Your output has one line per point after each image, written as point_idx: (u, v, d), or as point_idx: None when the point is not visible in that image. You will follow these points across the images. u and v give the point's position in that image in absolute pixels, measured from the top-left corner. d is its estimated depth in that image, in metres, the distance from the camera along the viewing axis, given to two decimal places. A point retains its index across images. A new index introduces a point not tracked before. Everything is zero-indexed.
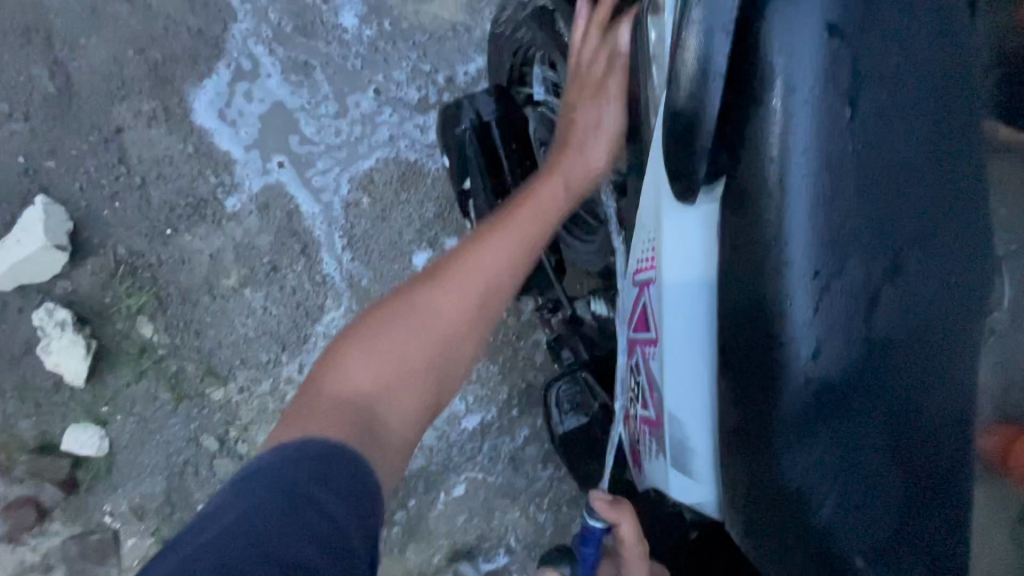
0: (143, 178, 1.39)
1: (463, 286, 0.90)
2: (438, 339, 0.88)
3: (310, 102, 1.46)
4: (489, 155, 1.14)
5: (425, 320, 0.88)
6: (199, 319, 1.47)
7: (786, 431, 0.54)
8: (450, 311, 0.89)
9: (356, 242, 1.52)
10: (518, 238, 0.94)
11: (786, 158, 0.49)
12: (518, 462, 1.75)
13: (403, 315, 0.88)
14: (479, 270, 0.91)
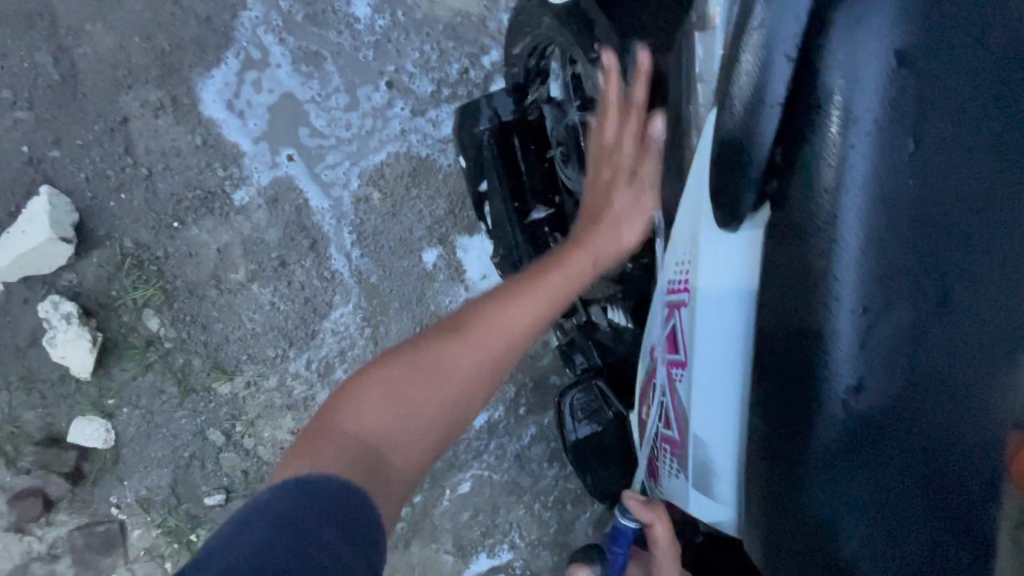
0: (149, 170, 1.36)
1: (486, 342, 0.81)
2: (455, 395, 0.79)
3: (321, 93, 1.42)
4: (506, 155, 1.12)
5: (442, 371, 0.78)
6: (207, 314, 1.46)
7: (817, 471, 0.52)
8: (467, 368, 0.79)
9: (365, 237, 1.50)
10: (551, 294, 0.85)
11: (841, 188, 0.47)
12: (524, 460, 1.75)
13: (420, 360, 0.78)
14: (502, 333, 0.82)
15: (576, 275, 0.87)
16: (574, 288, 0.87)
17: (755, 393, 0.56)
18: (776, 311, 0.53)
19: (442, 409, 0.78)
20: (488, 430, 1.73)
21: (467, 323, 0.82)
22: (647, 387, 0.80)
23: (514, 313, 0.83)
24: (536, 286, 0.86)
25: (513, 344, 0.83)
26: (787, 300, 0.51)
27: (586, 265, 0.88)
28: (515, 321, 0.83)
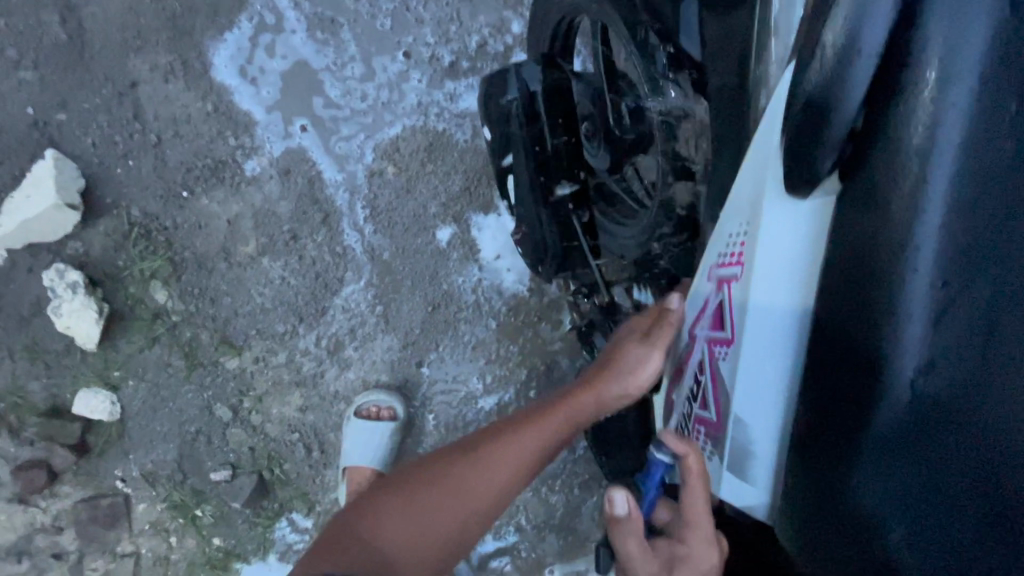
0: (158, 137, 1.32)
1: (495, 466, 0.88)
2: (481, 475, 0.89)
3: (336, 62, 1.38)
4: (533, 128, 1.09)
5: (453, 501, 0.89)
6: (216, 287, 1.43)
7: (872, 448, 0.51)
8: (475, 500, 0.89)
9: (379, 213, 1.46)
10: (553, 427, 0.91)
11: (929, 153, 0.46)
12: None
13: (436, 495, 0.90)
14: (499, 487, 0.89)
15: (573, 422, 0.91)
16: (574, 420, 0.91)
17: (809, 369, 0.55)
18: (840, 284, 0.52)
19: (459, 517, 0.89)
20: None
21: (476, 455, 0.91)
22: (680, 373, 0.79)
23: (520, 439, 0.90)
24: (535, 423, 0.91)
25: (514, 475, 0.89)
26: (855, 274, 0.51)
27: (586, 408, 0.91)
28: (510, 464, 0.89)
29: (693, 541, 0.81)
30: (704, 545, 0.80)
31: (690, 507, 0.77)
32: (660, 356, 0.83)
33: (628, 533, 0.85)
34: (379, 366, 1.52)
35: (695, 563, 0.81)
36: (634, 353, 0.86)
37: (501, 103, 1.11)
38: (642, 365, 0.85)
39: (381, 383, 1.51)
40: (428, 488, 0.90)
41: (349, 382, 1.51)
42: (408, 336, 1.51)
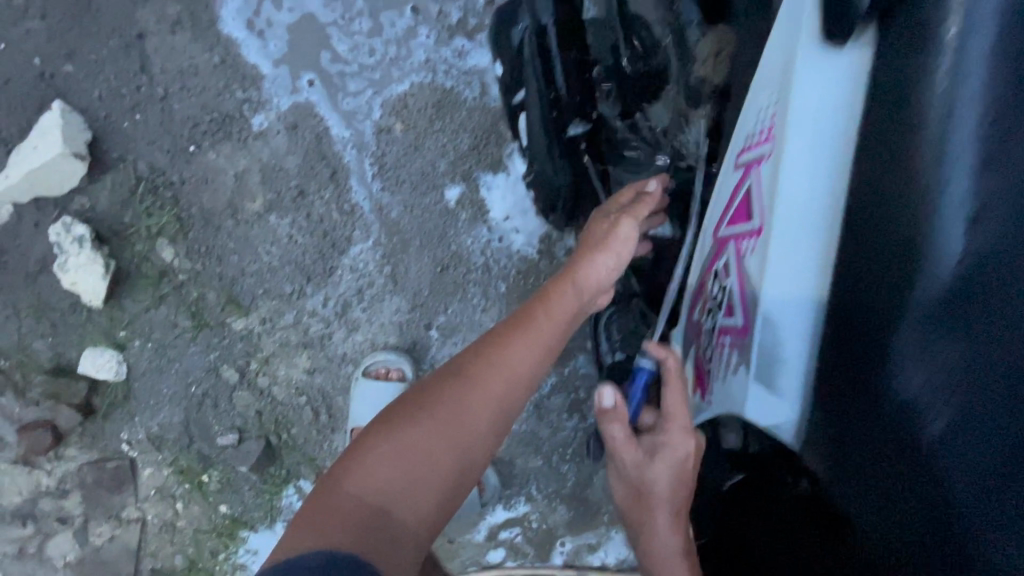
0: (165, 90, 1.31)
1: (490, 380, 0.81)
2: (483, 396, 0.79)
3: (344, 16, 1.37)
4: (545, 61, 1.06)
5: (454, 418, 0.77)
6: (223, 245, 1.41)
7: (915, 322, 0.49)
8: (476, 414, 0.78)
9: (387, 171, 1.45)
10: (547, 329, 0.87)
11: (970, 19, 0.49)
12: (543, 411, 1.71)
13: (436, 419, 0.77)
14: (500, 394, 0.81)
15: (563, 314, 0.90)
16: (562, 311, 0.90)
17: (846, 249, 0.56)
18: (879, 163, 0.53)
19: (464, 432, 0.77)
20: None
21: (466, 372, 0.81)
22: (703, 292, 0.80)
23: (507, 350, 0.83)
24: (526, 328, 0.87)
25: (512, 385, 0.82)
26: (892, 180, 0.52)
27: (570, 298, 0.91)
28: (508, 369, 0.82)
29: (671, 439, 0.85)
30: (682, 442, 0.84)
31: (668, 405, 0.85)
32: (632, 222, 0.95)
33: (611, 437, 0.91)
34: (388, 328, 1.49)
35: (672, 463, 0.85)
36: (603, 227, 0.96)
37: (512, 31, 1.10)
38: (615, 237, 0.94)
39: (389, 345, 1.49)
40: (420, 418, 0.76)
41: (356, 344, 1.48)
42: (416, 298, 1.48)
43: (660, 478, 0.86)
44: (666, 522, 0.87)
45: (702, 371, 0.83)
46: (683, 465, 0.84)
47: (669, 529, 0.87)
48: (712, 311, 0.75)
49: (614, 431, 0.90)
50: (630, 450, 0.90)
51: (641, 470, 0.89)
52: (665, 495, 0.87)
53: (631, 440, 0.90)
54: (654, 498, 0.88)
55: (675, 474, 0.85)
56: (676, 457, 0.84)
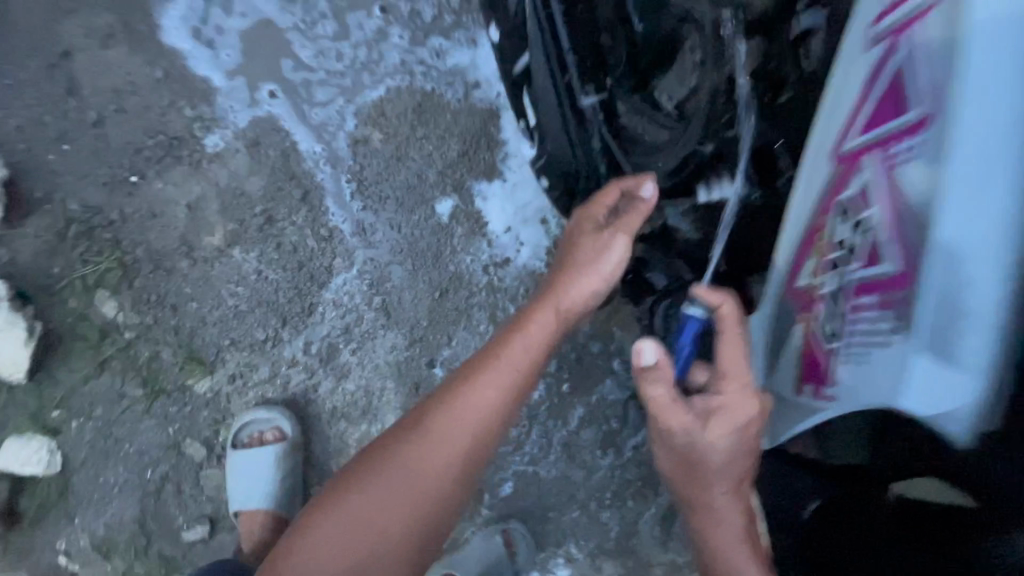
0: (98, 114, 1.11)
1: (455, 427, 0.74)
2: (445, 446, 0.74)
3: (305, 20, 1.20)
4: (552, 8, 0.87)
5: (413, 475, 0.72)
6: (177, 291, 1.18)
7: None
8: (436, 464, 0.73)
9: (367, 187, 1.25)
10: (517, 364, 0.78)
11: None
12: (573, 450, 1.44)
13: (392, 475, 0.73)
14: (464, 441, 0.74)
15: (539, 340, 0.79)
16: (539, 340, 0.80)
17: None
18: None
19: (423, 484, 0.72)
20: (528, 416, 1.45)
21: (426, 420, 0.75)
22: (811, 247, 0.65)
23: (473, 392, 0.75)
24: (493, 363, 0.77)
25: (478, 427, 0.75)
26: None
27: (549, 323, 0.80)
28: (472, 414, 0.75)
29: (728, 397, 0.72)
30: (741, 401, 0.71)
31: (723, 360, 0.72)
32: (626, 237, 0.80)
33: (654, 402, 0.74)
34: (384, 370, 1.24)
35: (731, 426, 0.71)
36: (592, 240, 0.83)
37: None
38: (606, 253, 0.81)
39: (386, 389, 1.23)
40: (379, 473, 0.73)
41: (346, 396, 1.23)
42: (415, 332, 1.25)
43: (718, 447, 0.73)
44: (722, 494, 0.75)
45: (807, 357, 0.66)
46: (745, 428, 0.71)
47: (724, 502, 0.75)
48: (834, 266, 0.60)
49: (657, 395, 0.73)
50: (678, 415, 0.74)
51: (693, 439, 0.74)
52: (720, 468, 0.74)
53: (681, 402, 0.73)
54: (710, 470, 0.75)
55: (735, 442, 0.72)
56: (737, 418, 0.71)
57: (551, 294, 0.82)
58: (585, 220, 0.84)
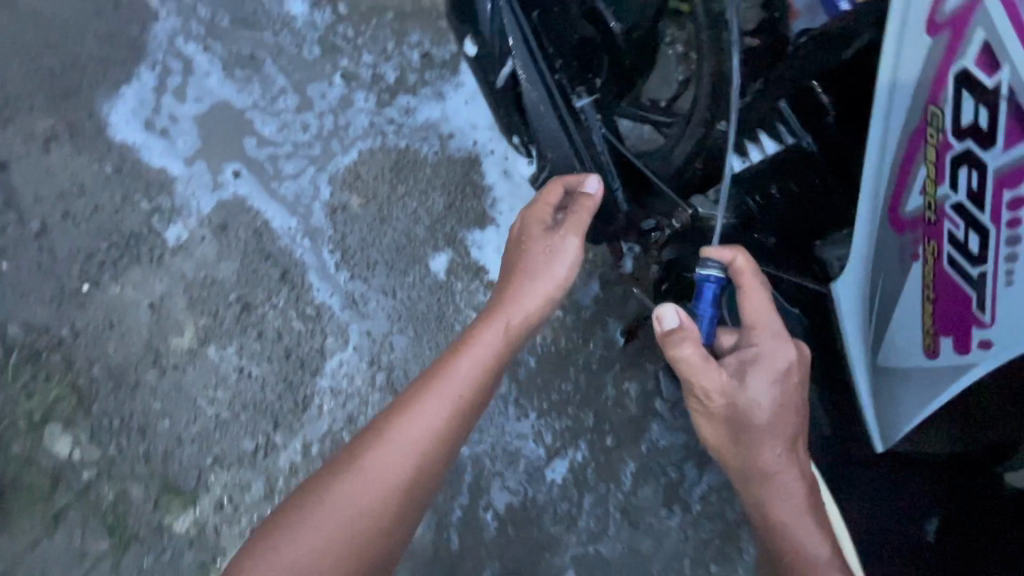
0: (42, 224, 0.99)
1: (399, 454, 0.63)
2: (390, 477, 0.62)
3: (264, 97, 1.15)
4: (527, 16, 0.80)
5: (348, 510, 0.61)
6: (145, 409, 1.00)
7: None
8: (372, 506, 0.61)
9: (352, 254, 1.13)
10: (468, 378, 0.67)
11: None
12: (634, 516, 1.23)
13: (320, 525, 0.60)
14: (406, 475, 0.63)
15: (490, 352, 0.70)
16: (487, 355, 0.69)
17: None
18: None
19: (357, 532, 0.61)
20: (576, 485, 1.22)
21: (361, 452, 0.63)
22: (915, 158, 0.52)
23: (420, 412, 0.65)
24: (446, 376, 0.67)
25: (421, 459, 0.64)
26: None
27: (498, 336, 0.70)
28: (414, 443, 0.64)
29: (764, 348, 0.55)
30: (778, 350, 0.55)
31: (749, 306, 0.56)
32: (577, 237, 0.74)
33: (684, 371, 0.55)
34: None
35: (776, 384, 0.55)
36: (543, 240, 0.75)
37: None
38: (559, 256, 0.74)
39: None
40: (305, 522, 0.60)
41: None
42: None
43: (768, 421, 0.54)
44: (790, 504, 0.54)
45: (933, 300, 0.52)
46: (788, 384, 0.55)
47: (797, 513, 0.53)
48: (957, 171, 0.49)
49: (690, 362, 0.54)
50: (715, 384, 0.55)
51: (737, 417, 0.55)
52: (780, 465, 0.54)
53: (713, 364, 0.55)
54: (769, 472, 0.54)
55: (783, 408, 0.55)
56: (778, 373, 0.55)
57: (500, 301, 0.72)
58: (534, 217, 0.76)
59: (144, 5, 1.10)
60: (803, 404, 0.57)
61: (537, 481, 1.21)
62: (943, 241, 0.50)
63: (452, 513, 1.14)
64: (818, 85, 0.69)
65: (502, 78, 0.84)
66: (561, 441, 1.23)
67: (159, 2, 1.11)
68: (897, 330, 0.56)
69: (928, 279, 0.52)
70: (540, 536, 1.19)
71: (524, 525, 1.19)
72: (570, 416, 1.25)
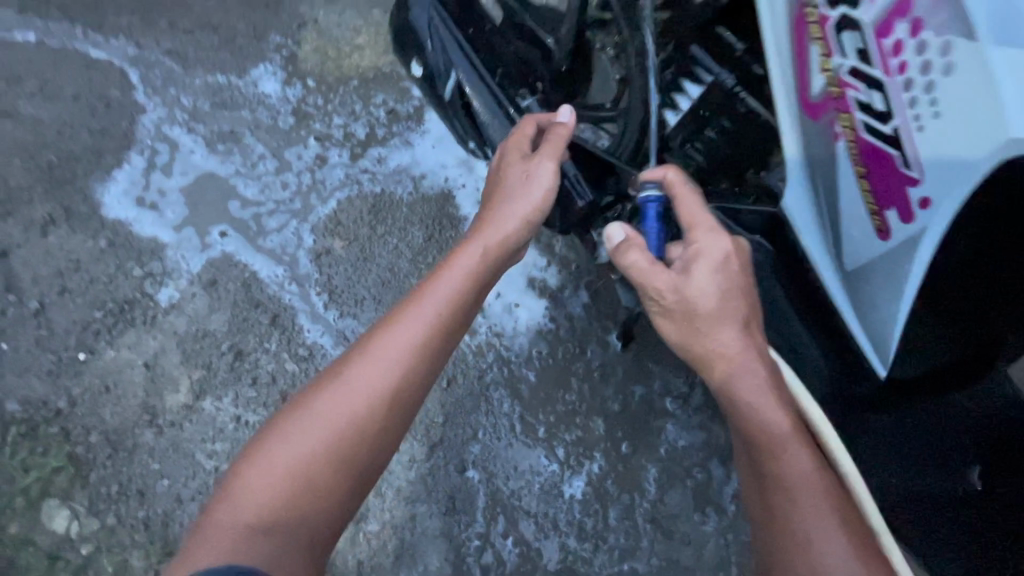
0: (41, 302, 1.04)
1: (394, 348, 0.71)
2: (385, 366, 0.70)
3: (245, 164, 1.23)
4: (466, 37, 0.94)
5: (349, 397, 0.68)
6: (142, 471, 0.98)
7: None
8: (360, 410, 0.68)
9: (339, 294, 1.16)
10: (454, 285, 0.76)
11: None
12: (665, 525, 1.15)
13: (311, 429, 0.67)
14: (390, 381, 0.70)
15: (471, 264, 0.78)
16: (469, 267, 0.77)
17: None
18: None
19: (345, 434, 0.67)
20: (597, 499, 1.15)
21: (349, 364, 0.71)
22: (805, 41, 0.55)
23: (411, 314, 0.73)
24: (434, 284, 0.76)
25: (404, 367, 0.71)
26: None
27: (474, 259, 0.78)
28: (397, 354, 0.71)
29: (702, 245, 0.67)
30: (714, 243, 0.66)
31: (686, 212, 0.68)
32: (552, 161, 0.81)
33: (637, 275, 0.67)
34: (407, 492, 1.10)
35: (719, 274, 0.66)
36: (520, 167, 0.83)
37: (410, 15, 0.96)
38: (533, 181, 0.81)
39: (419, 517, 1.09)
40: (298, 427, 0.67)
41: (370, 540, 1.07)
42: (432, 436, 1.14)
43: (717, 310, 0.65)
44: (751, 383, 0.65)
45: (865, 171, 0.55)
46: (728, 272, 0.66)
47: (757, 392, 0.65)
48: (842, 37, 0.52)
49: (641, 266, 0.66)
50: (666, 282, 0.66)
51: (689, 309, 0.66)
52: (738, 350, 0.66)
53: (662, 266, 0.67)
54: (730, 356, 0.66)
55: (730, 295, 0.66)
56: (718, 263, 0.66)
57: (478, 229, 0.80)
58: (511, 152, 0.85)
59: (133, 101, 1.22)
60: (747, 292, 0.68)
61: (554, 498, 1.14)
62: (852, 110, 0.53)
63: (470, 543, 1.09)
64: (722, 28, 0.71)
65: (449, 95, 0.95)
66: (574, 454, 1.17)
67: (145, 97, 1.24)
68: (851, 211, 0.59)
69: (854, 150, 0.55)
70: (566, 558, 1.11)
71: (548, 550, 1.11)
72: (579, 427, 1.19)
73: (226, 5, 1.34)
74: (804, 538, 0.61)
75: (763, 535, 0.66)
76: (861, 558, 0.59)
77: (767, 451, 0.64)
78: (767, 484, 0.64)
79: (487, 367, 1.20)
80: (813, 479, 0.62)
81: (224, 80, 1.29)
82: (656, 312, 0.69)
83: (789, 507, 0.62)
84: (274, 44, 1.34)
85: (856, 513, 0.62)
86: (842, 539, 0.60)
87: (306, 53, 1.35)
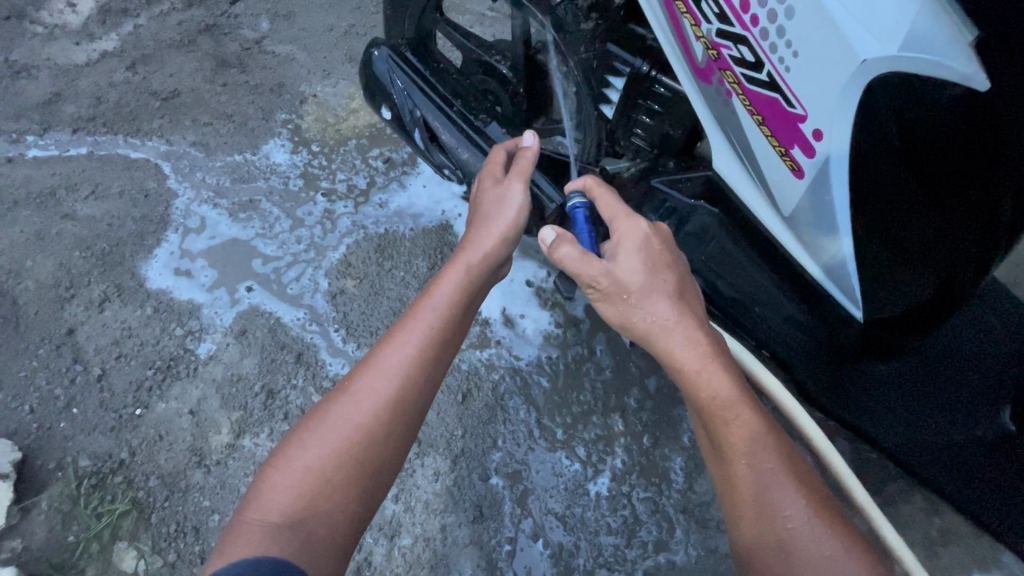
0: (102, 368, 1.19)
1: (394, 363, 0.74)
2: (387, 380, 0.73)
3: (265, 226, 1.38)
4: (424, 80, 1.07)
5: (357, 408, 0.71)
6: (196, 508, 1.07)
7: None
8: (367, 420, 0.71)
9: (355, 327, 1.26)
10: (448, 301, 0.79)
11: None
12: (701, 513, 1.11)
13: (325, 438, 0.69)
14: (394, 391, 0.72)
15: (461, 279, 0.80)
16: (459, 281, 0.80)
17: None
18: None
19: (357, 443, 0.70)
20: (624, 494, 1.13)
21: (356, 377, 0.74)
22: (678, 17, 0.69)
23: (409, 328, 0.76)
24: (428, 301, 0.79)
25: (408, 378, 0.73)
26: None
27: (462, 273, 0.81)
28: (399, 366, 0.74)
29: (624, 231, 0.73)
30: (634, 227, 0.73)
31: (606, 208, 0.76)
32: (521, 183, 0.85)
33: (573, 266, 0.73)
34: (436, 505, 1.11)
35: (643, 253, 0.72)
36: (493, 191, 0.86)
37: (374, 68, 1.09)
38: (506, 202, 0.85)
39: (448, 528, 1.09)
40: (314, 438, 0.70)
41: (405, 554, 1.07)
42: (454, 447, 1.17)
43: (646, 285, 0.70)
44: (695, 352, 0.68)
45: (761, 115, 0.67)
46: (651, 250, 0.72)
47: (702, 360, 0.67)
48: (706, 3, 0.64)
49: (575, 258, 0.73)
50: (600, 269, 0.72)
51: (623, 289, 0.71)
52: (676, 320, 0.69)
53: (594, 256, 0.73)
54: (670, 327, 0.69)
55: (656, 270, 0.71)
56: (641, 245, 0.72)
57: (463, 246, 0.83)
58: (484, 179, 0.89)
59: (168, 190, 1.42)
60: (677, 268, 0.73)
61: (580, 497, 1.13)
62: (732, 67, 0.66)
63: (500, 548, 1.08)
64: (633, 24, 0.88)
65: (416, 135, 1.08)
66: (595, 451, 1.17)
67: (177, 183, 1.43)
68: (759, 152, 0.71)
69: (745, 100, 0.67)
70: (601, 555, 1.08)
71: (583, 551, 1.08)
72: (598, 425, 1.20)
73: (238, 97, 1.57)
74: (769, 504, 0.62)
75: (727, 512, 0.66)
76: (820, 518, 0.61)
77: (720, 418, 0.66)
78: (724, 456, 0.65)
79: (499, 378, 1.24)
80: (767, 442, 0.64)
81: (241, 158, 1.48)
82: (596, 299, 0.74)
83: (750, 475, 0.63)
84: (280, 121, 1.54)
85: (814, 478, 0.65)
86: (802, 502, 0.61)
87: (309, 123, 1.54)
